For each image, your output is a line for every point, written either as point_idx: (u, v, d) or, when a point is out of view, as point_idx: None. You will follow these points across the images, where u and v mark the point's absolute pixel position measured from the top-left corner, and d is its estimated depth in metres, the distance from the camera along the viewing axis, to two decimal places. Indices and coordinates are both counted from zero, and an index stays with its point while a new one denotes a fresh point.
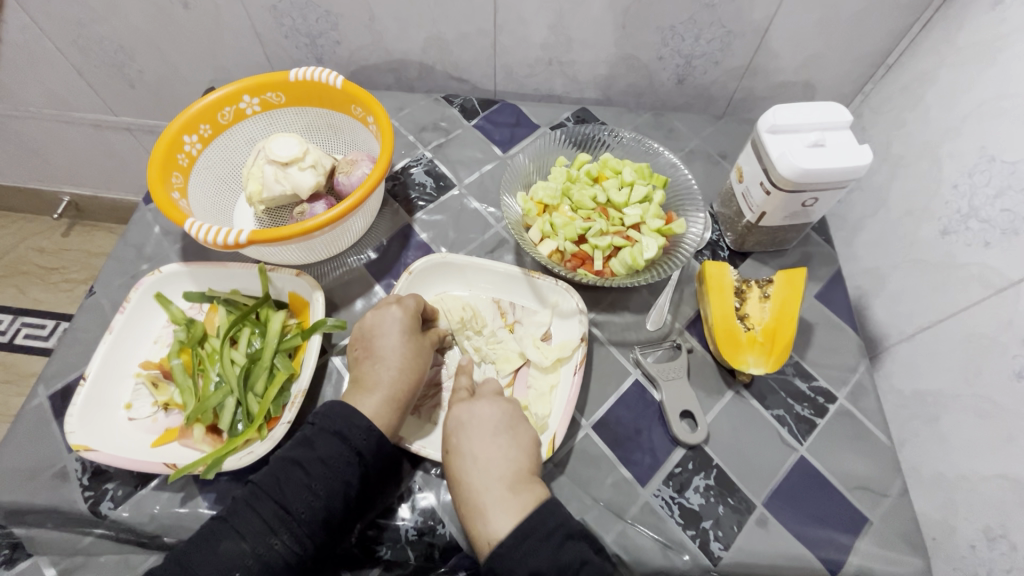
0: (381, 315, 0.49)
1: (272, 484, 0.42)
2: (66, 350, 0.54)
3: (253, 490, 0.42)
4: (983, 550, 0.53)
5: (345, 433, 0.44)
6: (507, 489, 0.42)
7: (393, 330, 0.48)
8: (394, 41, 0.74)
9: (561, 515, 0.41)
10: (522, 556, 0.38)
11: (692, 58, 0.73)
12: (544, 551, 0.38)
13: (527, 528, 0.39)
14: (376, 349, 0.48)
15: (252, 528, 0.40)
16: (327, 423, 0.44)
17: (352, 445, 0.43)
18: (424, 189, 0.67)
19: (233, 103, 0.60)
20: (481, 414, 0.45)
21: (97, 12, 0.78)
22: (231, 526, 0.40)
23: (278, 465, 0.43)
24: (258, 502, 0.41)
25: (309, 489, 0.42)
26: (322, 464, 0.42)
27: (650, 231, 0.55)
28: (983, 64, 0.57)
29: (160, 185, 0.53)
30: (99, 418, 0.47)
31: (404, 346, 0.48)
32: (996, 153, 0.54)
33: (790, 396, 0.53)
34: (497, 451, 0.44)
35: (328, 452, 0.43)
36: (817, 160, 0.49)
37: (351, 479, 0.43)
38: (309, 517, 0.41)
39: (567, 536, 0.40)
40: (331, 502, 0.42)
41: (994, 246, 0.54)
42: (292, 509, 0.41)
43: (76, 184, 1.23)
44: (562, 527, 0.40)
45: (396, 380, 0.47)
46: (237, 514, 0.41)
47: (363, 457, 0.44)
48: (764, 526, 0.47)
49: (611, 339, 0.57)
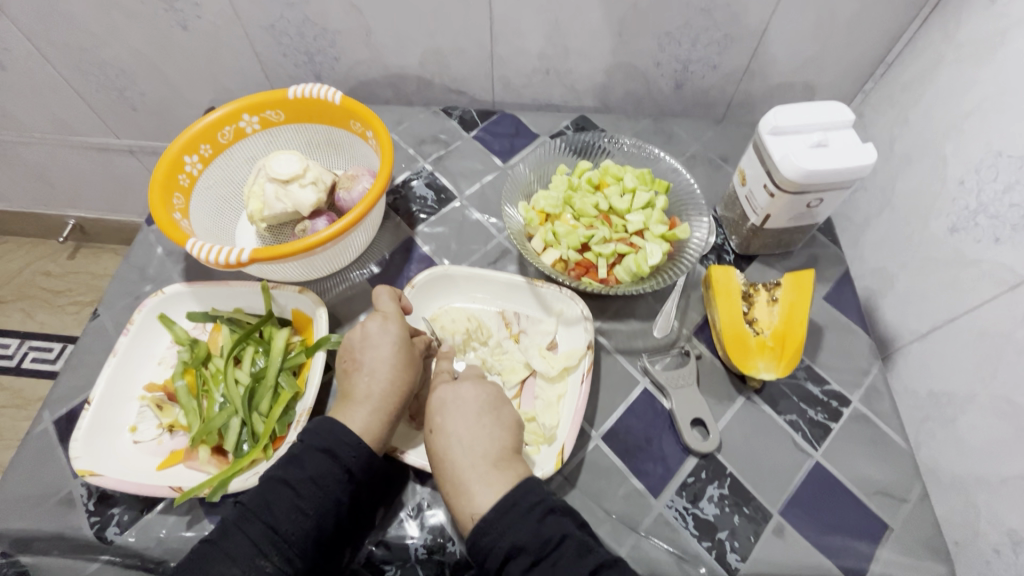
0: (368, 327, 0.49)
1: (261, 505, 0.41)
2: (71, 373, 0.54)
3: (242, 511, 0.41)
4: (1008, 554, 0.52)
5: (334, 450, 0.43)
6: (489, 466, 0.41)
7: (382, 341, 0.48)
8: (392, 56, 0.75)
9: (541, 491, 0.40)
10: (505, 528, 0.38)
11: (690, 63, 0.73)
12: (525, 525, 0.38)
13: (508, 502, 0.38)
14: (364, 360, 0.47)
15: (243, 550, 0.39)
16: (316, 440, 0.43)
17: (341, 462, 0.42)
18: (425, 202, 0.66)
19: (233, 122, 0.60)
20: (465, 397, 0.45)
21: (98, 37, 0.79)
22: (222, 550, 0.39)
23: (266, 485, 0.42)
24: (247, 524, 0.40)
25: (299, 509, 0.41)
26: (312, 484, 0.41)
27: (653, 237, 0.55)
28: (984, 59, 0.56)
29: (162, 205, 0.53)
30: (104, 442, 0.47)
31: (394, 357, 0.47)
32: (1001, 149, 0.54)
33: (803, 401, 0.52)
34: (481, 431, 0.43)
35: (317, 470, 0.42)
36: (821, 161, 0.49)
37: (342, 496, 0.42)
38: (300, 538, 0.40)
39: (548, 511, 0.39)
40: (321, 520, 0.41)
41: (1005, 243, 0.54)
42: (283, 531, 0.40)
43: (81, 207, 1.24)
44: (543, 502, 0.39)
45: (386, 391, 0.46)
46: (227, 537, 0.40)
47: (354, 474, 0.43)
48: (780, 535, 0.45)
49: (618, 347, 0.56)
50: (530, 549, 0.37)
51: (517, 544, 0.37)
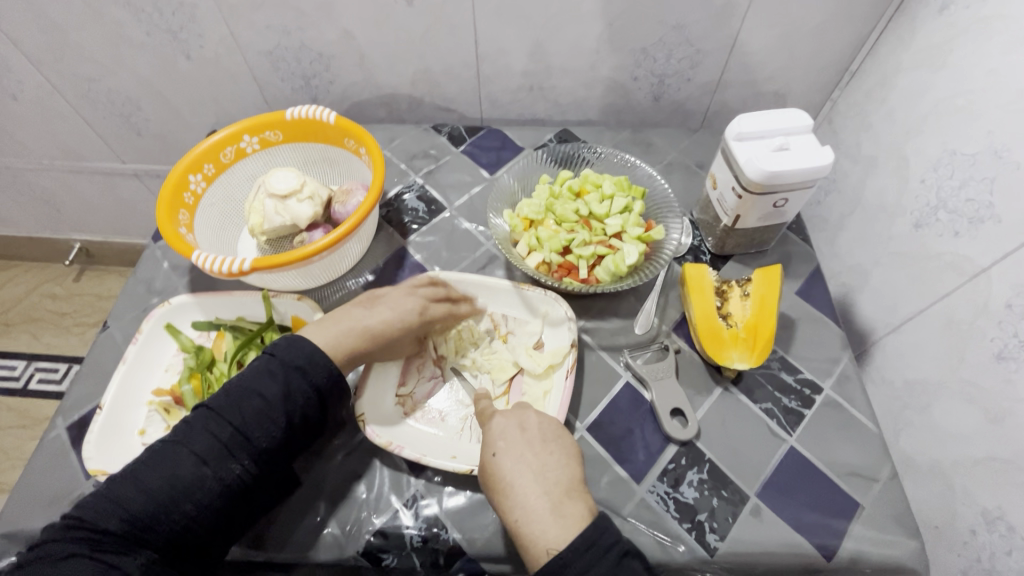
0: (397, 291, 0.55)
1: (232, 410, 0.44)
2: (82, 382, 0.57)
3: (211, 415, 0.44)
4: (984, 533, 0.54)
5: (306, 367, 0.47)
6: (564, 497, 0.42)
7: (392, 301, 0.54)
8: (384, 78, 0.79)
9: (615, 531, 0.41)
10: (587, 565, 0.38)
11: (666, 76, 0.77)
12: (606, 562, 0.39)
13: (589, 539, 0.39)
14: (369, 305, 0.53)
15: (212, 452, 0.43)
16: (290, 359, 0.47)
17: (310, 381, 0.47)
18: (416, 213, 0.70)
19: (234, 143, 0.64)
20: (532, 425, 0.47)
21: (106, 67, 0.84)
22: (189, 447, 0.43)
23: (237, 393, 0.45)
24: (216, 425, 0.44)
25: (269, 419, 0.44)
26: (283, 397, 0.45)
27: (630, 239, 0.58)
28: (937, 66, 0.61)
29: (168, 221, 0.56)
30: (116, 444, 0.50)
31: (384, 312, 0.53)
32: (956, 147, 0.58)
33: (777, 389, 0.55)
34: (549, 458, 0.45)
35: (290, 388, 0.46)
36: (782, 163, 0.53)
37: (308, 412, 0.46)
38: (267, 445, 0.44)
39: (625, 553, 0.40)
40: (288, 431, 0.45)
41: (963, 235, 0.57)
42: (253, 436, 0.44)
43: (87, 230, 1.28)
44: (619, 544, 0.40)
45: (353, 328, 0.51)
46: (196, 438, 0.43)
47: (321, 392, 0.47)
48: (757, 516, 0.48)
49: (601, 344, 0.59)
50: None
51: None
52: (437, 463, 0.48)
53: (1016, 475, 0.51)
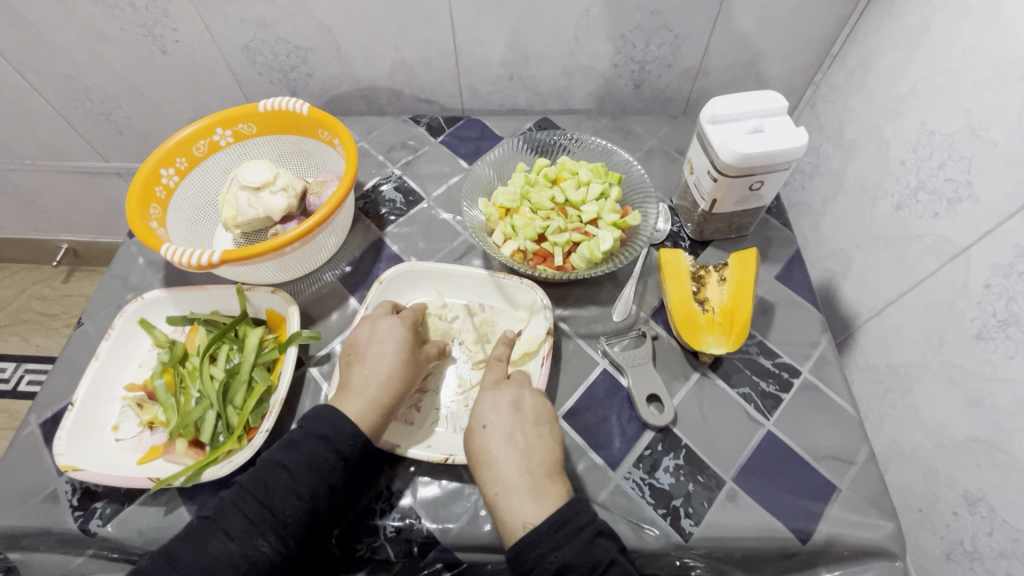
0: (376, 324, 0.51)
1: (258, 485, 0.43)
2: (56, 380, 0.56)
3: (240, 490, 0.43)
4: (965, 516, 0.54)
5: (330, 436, 0.45)
6: (543, 478, 0.43)
7: (389, 338, 0.50)
8: (361, 70, 0.78)
9: (591, 512, 0.42)
10: (558, 543, 0.39)
11: (646, 63, 0.76)
12: (578, 544, 0.40)
13: (564, 518, 0.40)
14: (368, 353, 0.49)
15: (239, 527, 0.41)
16: (315, 427, 0.45)
17: (337, 449, 0.44)
18: (393, 205, 0.69)
19: (206, 136, 0.63)
20: (525, 406, 0.47)
21: (83, 65, 0.83)
22: (220, 526, 0.41)
23: (264, 466, 0.44)
24: (243, 502, 0.42)
25: (294, 492, 0.43)
26: (307, 467, 0.43)
27: (606, 225, 0.58)
28: (915, 46, 0.60)
29: (138, 215, 0.56)
30: (88, 440, 0.50)
31: (396, 355, 0.49)
32: (934, 128, 0.57)
33: (755, 374, 0.55)
34: (537, 439, 0.45)
35: (314, 456, 0.44)
36: (756, 145, 0.52)
37: (336, 481, 0.44)
38: (291, 520, 0.42)
39: (597, 534, 0.41)
40: (315, 503, 0.43)
41: (943, 216, 0.56)
42: (277, 511, 0.42)
43: (73, 231, 1.27)
44: (593, 525, 0.41)
45: (381, 385, 0.48)
46: (224, 514, 0.42)
47: (348, 460, 0.45)
48: (733, 501, 0.47)
49: (579, 332, 0.58)
50: (579, 568, 0.39)
51: (566, 562, 0.39)
52: (410, 453, 0.48)
53: (996, 456, 0.51)
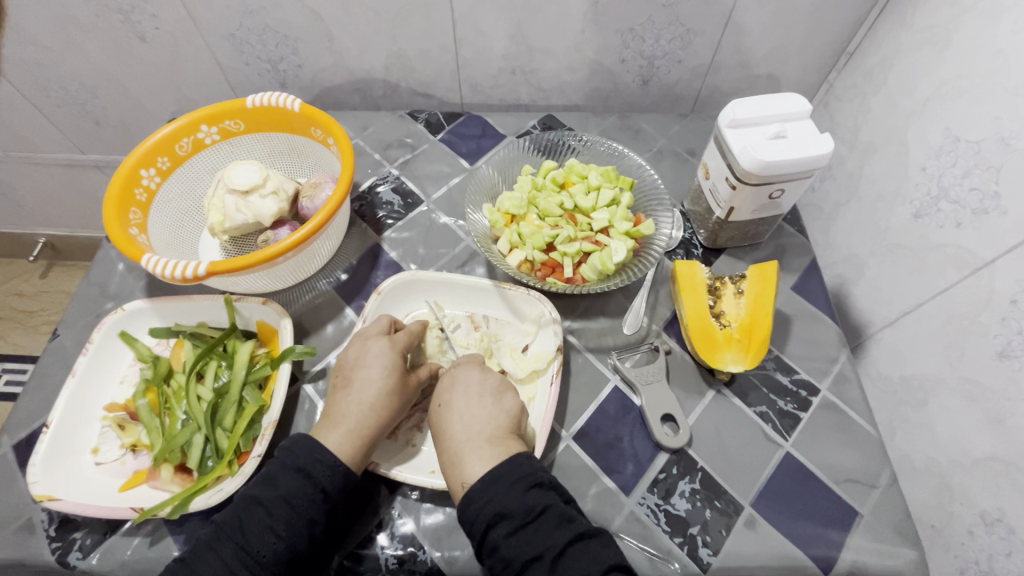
0: (366, 345, 0.47)
1: (234, 524, 0.39)
2: (30, 397, 0.52)
3: (214, 531, 0.39)
4: (981, 536, 0.50)
5: (310, 469, 0.41)
6: (483, 442, 0.41)
7: (377, 362, 0.46)
8: (355, 62, 0.74)
9: (532, 466, 0.40)
10: (492, 496, 0.38)
11: (655, 58, 0.73)
12: (512, 495, 0.38)
13: (498, 473, 0.39)
14: (354, 379, 0.46)
15: (212, 571, 0.38)
16: (292, 458, 0.42)
17: (316, 482, 0.41)
18: (391, 207, 0.66)
19: (190, 134, 0.59)
20: (473, 380, 0.46)
21: (54, 51, 0.78)
22: (190, 569, 0.37)
23: (239, 503, 0.41)
24: (217, 544, 0.39)
25: (271, 530, 0.39)
26: (286, 503, 0.40)
27: (618, 234, 0.55)
28: (940, 46, 0.56)
29: (117, 221, 0.52)
30: (64, 467, 0.46)
31: (382, 381, 0.45)
32: (959, 134, 0.53)
33: (772, 392, 0.53)
34: (481, 409, 0.43)
35: (291, 490, 0.41)
36: (779, 152, 0.49)
37: (316, 517, 0.41)
38: (270, 560, 0.39)
39: (535, 484, 0.38)
40: (295, 542, 0.40)
41: (966, 226, 0.52)
42: (254, 551, 0.38)
43: (51, 225, 1.21)
44: (532, 476, 0.39)
45: (364, 415, 0.44)
46: (197, 558, 0.38)
47: (329, 493, 0.42)
48: (752, 527, 0.46)
49: (588, 346, 0.56)
50: (515, 515, 0.37)
51: (500, 512, 0.37)
52: (414, 480, 0.45)
53: (1019, 478, 0.46)
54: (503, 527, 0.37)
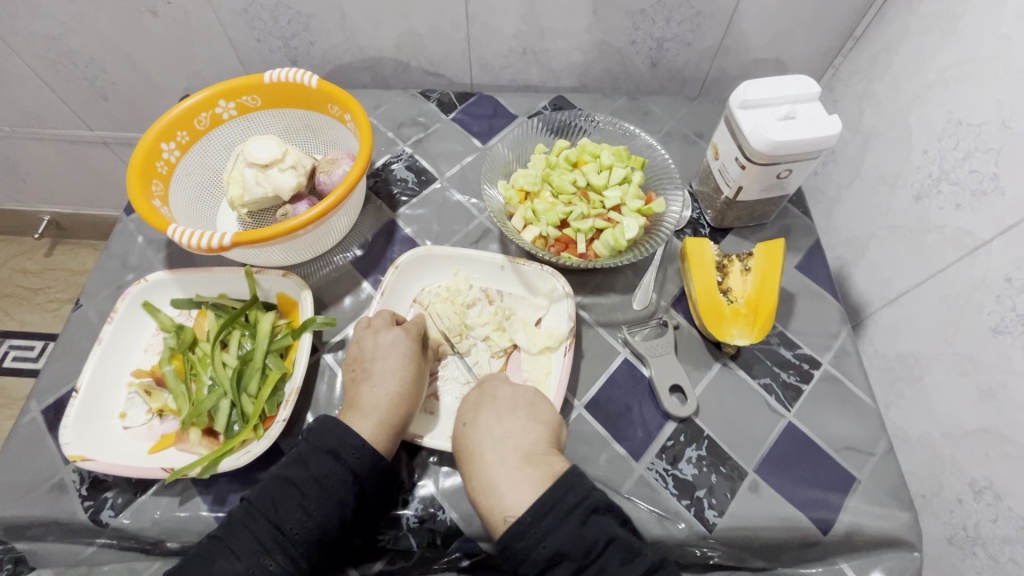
0: (381, 336, 0.50)
1: (267, 504, 0.41)
2: (56, 363, 0.54)
3: (248, 508, 0.42)
4: (969, 503, 0.52)
5: (339, 451, 0.43)
6: (520, 461, 0.41)
7: (393, 351, 0.48)
8: (367, 40, 0.74)
9: (583, 489, 0.39)
10: (544, 532, 0.37)
11: (664, 41, 0.73)
12: (568, 530, 0.37)
13: (550, 500, 0.38)
14: (374, 369, 0.48)
15: (247, 547, 0.40)
16: (322, 441, 0.44)
17: (345, 464, 0.43)
18: (406, 184, 0.67)
19: (208, 108, 0.60)
20: (503, 398, 0.46)
21: (65, 25, 0.78)
22: (227, 545, 0.40)
23: (272, 483, 0.43)
24: (252, 522, 0.41)
25: (303, 509, 0.41)
26: (316, 484, 0.42)
27: (630, 212, 0.56)
28: (945, 31, 0.57)
29: (140, 192, 0.53)
30: (94, 429, 0.48)
31: (404, 369, 0.48)
32: (961, 118, 0.54)
33: (776, 364, 0.55)
34: (516, 428, 0.44)
35: (321, 471, 0.42)
36: (788, 132, 0.50)
37: (346, 497, 0.42)
38: (302, 537, 0.41)
39: (590, 514, 0.38)
40: (325, 521, 0.41)
41: (965, 208, 0.53)
42: (286, 530, 0.41)
43: (56, 202, 1.21)
44: (586, 503, 0.39)
45: (391, 403, 0.46)
46: (233, 532, 0.41)
47: (358, 474, 0.43)
48: (756, 491, 0.48)
49: (599, 320, 0.58)
50: (573, 556, 0.37)
51: (557, 550, 0.37)
52: (434, 443, 0.48)
53: (1004, 446, 0.49)
54: (563, 567, 0.36)
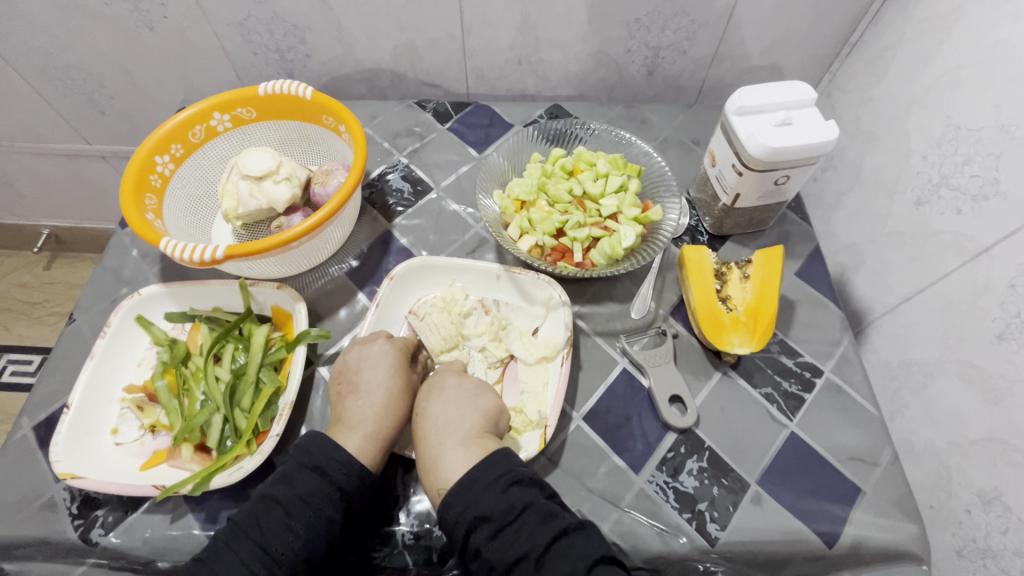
0: (367, 347, 0.49)
1: (252, 525, 0.40)
2: (49, 379, 0.53)
3: (233, 530, 0.41)
4: (979, 514, 0.51)
5: (326, 467, 0.43)
6: (456, 443, 0.43)
7: (380, 363, 0.48)
8: (363, 52, 0.74)
9: (508, 463, 0.41)
10: (468, 501, 0.39)
11: (661, 49, 0.73)
12: (488, 496, 0.39)
13: (474, 476, 0.40)
14: (360, 383, 0.47)
15: (233, 571, 0.38)
16: (308, 457, 0.43)
17: (333, 480, 0.42)
18: (401, 195, 0.67)
19: (203, 121, 0.60)
20: (450, 385, 0.47)
21: (62, 41, 0.78)
22: (211, 569, 0.39)
23: (258, 503, 0.42)
24: (238, 543, 0.40)
25: (290, 528, 0.40)
26: (303, 501, 0.41)
27: (627, 220, 0.56)
28: (942, 36, 0.56)
29: (134, 206, 0.53)
30: (85, 446, 0.47)
31: (390, 382, 0.47)
32: (961, 122, 0.53)
33: (777, 373, 0.54)
34: (457, 411, 0.45)
35: (308, 488, 0.42)
36: (785, 138, 0.50)
37: (334, 514, 0.41)
38: (289, 557, 0.39)
39: (512, 482, 0.40)
40: (313, 540, 0.40)
41: (966, 214, 0.53)
42: (273, 550, 0.39)
43: (55, 216, 1.22)
44: (508, 473, 0.41)
45: (380, 418, 0.46)
46: (217, 557, 0.39)
47: (345, 491, 0.42)
48: (758, 504, 0.47)
49: (597, 330, 0.57)
50: (494, 518, 0.38)
51: (479, 515, 0.39)
52: None
53: (1013, 457, 0.47)
54: (482, 531, 0.38)
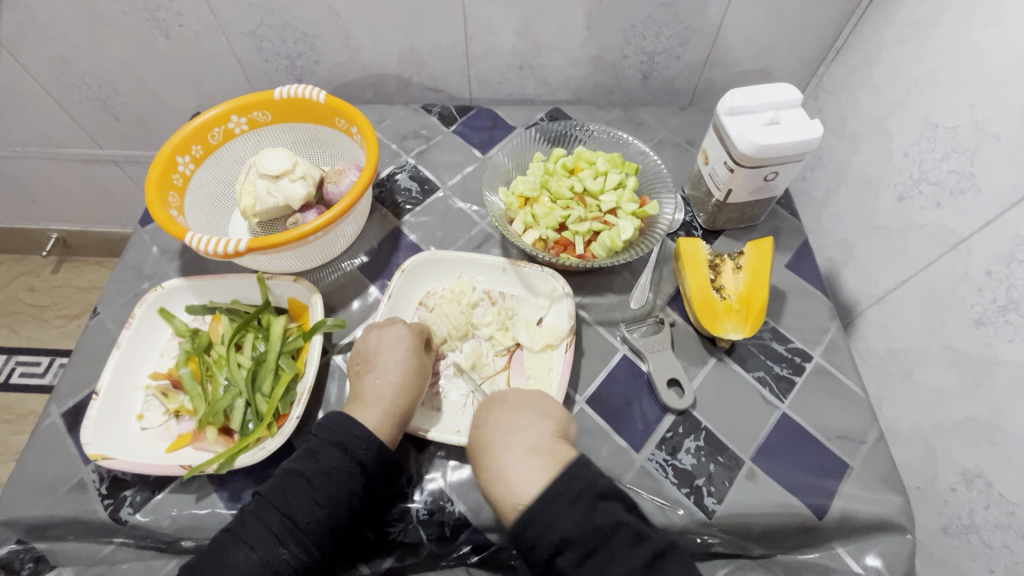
0: (384, 331, 0.52)
1: (278, 496, 0.43)
2: (75, 369, 0.56)
3: (260, 501, 0.43)
4: (962, 491, 0.54)
5: (346, 444, 0.45)
6: (527, 451, 0.42)
7: (397, 345, 0.51)
8: (371, 58, 0.78)
9: (591, 476, 0.40)
10: (552, 518, 0.38)
11: (655, 54, 0.77)
12: (574, 515, 0.38)
13: (556, 488, 0.39)
14: (378, 363, 0.50)
15: (262, 538, 0.41)
16: (330, 434, 0.46)
17: (353, 456, 0.45)
18: (410, 194, 0.70)
19: (221, 123, 0.63)
20: (511, 398, 0.48)
21: (80, 48, 0.81)
22: (242, 537, 0.42)
23: (283, 476, 0.44)
24: (265, 513, 0.42)
25: (314, 500, 0.43)
26: (325, 475, 0.44)
27: (625, 215, 0.59)
28: (920, 41, 0.60)
29: (158, 203, 0.55)
30: (114, 430, 0.49)
31: (406, 362, 0.50)
32: (938, 121, 0.57)
33: (769, 358, 0.57)
34: (522, 422, 0.45)
35: (330, 463, 0.44)
36: (773, 136, 0.53)
37: (354, 487, 0.44)
38: (313, 526, 0.42)
39: (599, 499, 0.39)
40: (335, 510, 0.43)
41: (945, 207, 0.56)
42: (298, 519, 0.42)
43: (64, 220, 1.24)
44: (594, 488, 0.39)
45: (395, 395, 0.48)
46: (246, 525, 0.42)
47: (365, 466, 0.45)
48: (753, 479, 0.50)
49: (598, 319, 0.60)
50: (581, 540, 0.37)
51: (566, 535, 0.37)
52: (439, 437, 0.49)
53: (992, 434, 0.50)
54: (569, 554, 0.37)
